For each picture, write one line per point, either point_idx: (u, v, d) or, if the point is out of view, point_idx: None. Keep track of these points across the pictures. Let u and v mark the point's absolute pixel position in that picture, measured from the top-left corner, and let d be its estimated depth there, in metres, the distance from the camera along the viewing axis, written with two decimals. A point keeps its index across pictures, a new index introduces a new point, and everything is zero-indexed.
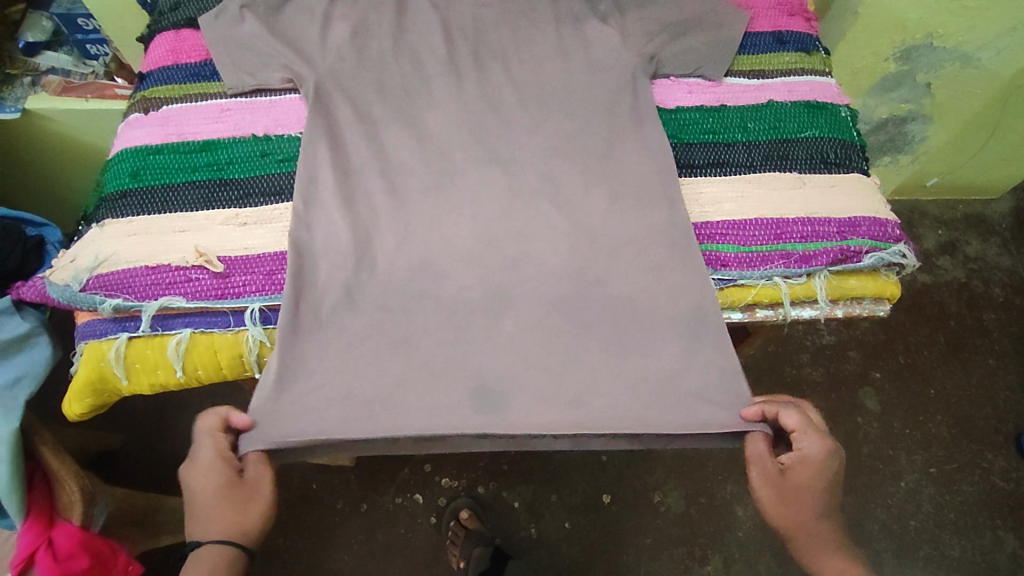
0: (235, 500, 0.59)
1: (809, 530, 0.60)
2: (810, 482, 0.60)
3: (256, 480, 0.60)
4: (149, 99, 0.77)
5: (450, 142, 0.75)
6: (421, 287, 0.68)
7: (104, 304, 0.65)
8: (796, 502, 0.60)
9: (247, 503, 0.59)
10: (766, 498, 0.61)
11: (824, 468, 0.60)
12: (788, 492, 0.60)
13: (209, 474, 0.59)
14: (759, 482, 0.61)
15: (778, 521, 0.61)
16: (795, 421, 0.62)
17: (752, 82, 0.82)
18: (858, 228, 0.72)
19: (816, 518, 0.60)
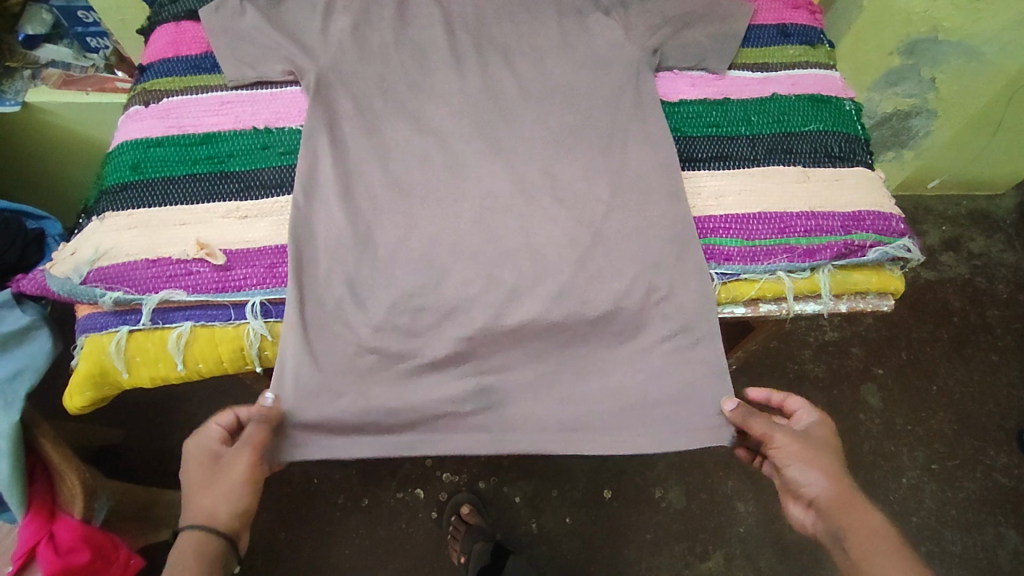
0: (210, 485, 0.59)
1: (850, 485, 0.59)
2: (825, 440, 0.63)
3: (231, 464, 0.59)
4: (150, 92, 0.76)
5: (452, 135, 0.75)
6: (423, 281, 0.67)
7: (105, 297, 0.65)
8: (826, 458, 0.61)
9: (222, 489, 0.58)
10: (801, 453, 0.60)
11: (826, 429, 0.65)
12: (814, 447, 0.61)
13: (199, 460, 0.60)
14: (789, 442, 0.61)
15: (822, 478, 0.59)
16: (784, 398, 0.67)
17: (756, 75, 0.81)
18: (862, 222, 0.72)
19: (846, 475, 0.61)
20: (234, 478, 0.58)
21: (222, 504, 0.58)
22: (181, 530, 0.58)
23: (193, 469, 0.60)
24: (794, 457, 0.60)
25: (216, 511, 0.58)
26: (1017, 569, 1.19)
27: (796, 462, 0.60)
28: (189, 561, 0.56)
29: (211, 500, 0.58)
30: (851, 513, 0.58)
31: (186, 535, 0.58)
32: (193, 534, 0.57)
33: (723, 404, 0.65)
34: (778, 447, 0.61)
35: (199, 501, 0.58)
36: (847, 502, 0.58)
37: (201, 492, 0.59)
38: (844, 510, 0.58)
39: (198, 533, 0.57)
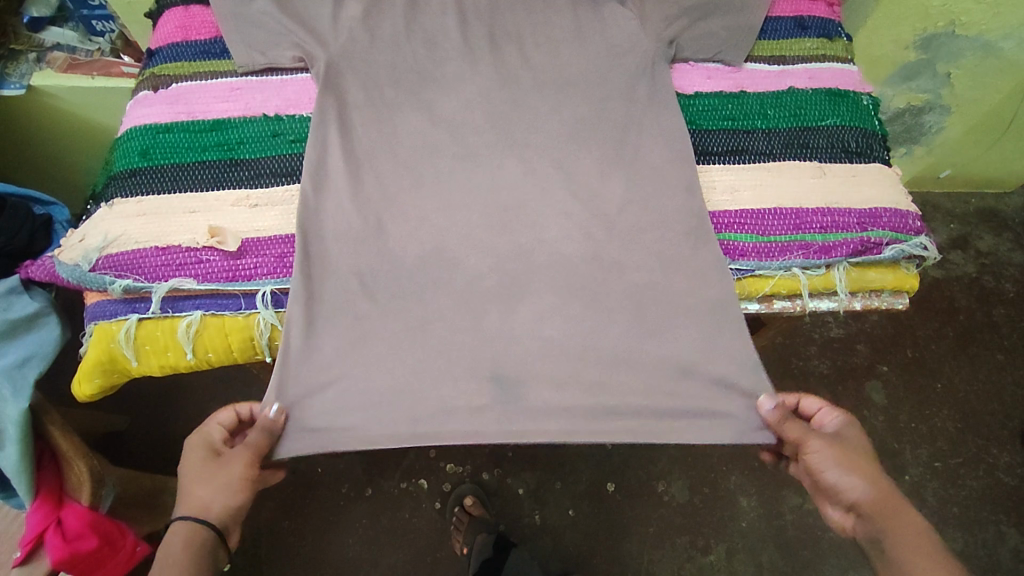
0: (206, 478, 0.58)
1: (889, 487, 0.60)
2: (858, 442, 0.63)
3: (229, 462, 0.59)
4: (159, 77, 0.75)
5: (464, 125, 0.74)
6: (433, 276, 0.67)
7: (115, 285, 0.64)
8: (863, 459, 0.61)
9: (216, 486, 0.57)
10: (841, 457, 0.60)
11: (858, 431, 0.64)
12: (851, 451, 0.61)
13: (198, 454, 0.60)
14: (824, 447, 0.61)
15: (861, 481, 0.59)
16: (816, 400, 0.67)
17: (773, 68, 0.80)
18: (878, 219, 0.71)
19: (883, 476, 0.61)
20: (229, 475, 0.58)
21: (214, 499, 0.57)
22: (174, 520, 0.57)
23: (190, 462, 0.60)
24: (834, 461, 0.60)
25: (209, 505, 0.57)
26: (1017, 567, 1.19)
27: (834, 467, 0.60)
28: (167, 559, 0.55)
29: (203, 494, 0.57)
30: (893, 515, 0.58)
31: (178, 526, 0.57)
32: (183, 528, 0.57)
33: (759, 402, 0.64)
34: (814, 452, 0.61)
35: (194, 494, 0.57)
36: (889, 505, 0.59)
37: (195, 485, 0.58)
38: (886, 513, 0.58)
39: (186, 526, 0.56)
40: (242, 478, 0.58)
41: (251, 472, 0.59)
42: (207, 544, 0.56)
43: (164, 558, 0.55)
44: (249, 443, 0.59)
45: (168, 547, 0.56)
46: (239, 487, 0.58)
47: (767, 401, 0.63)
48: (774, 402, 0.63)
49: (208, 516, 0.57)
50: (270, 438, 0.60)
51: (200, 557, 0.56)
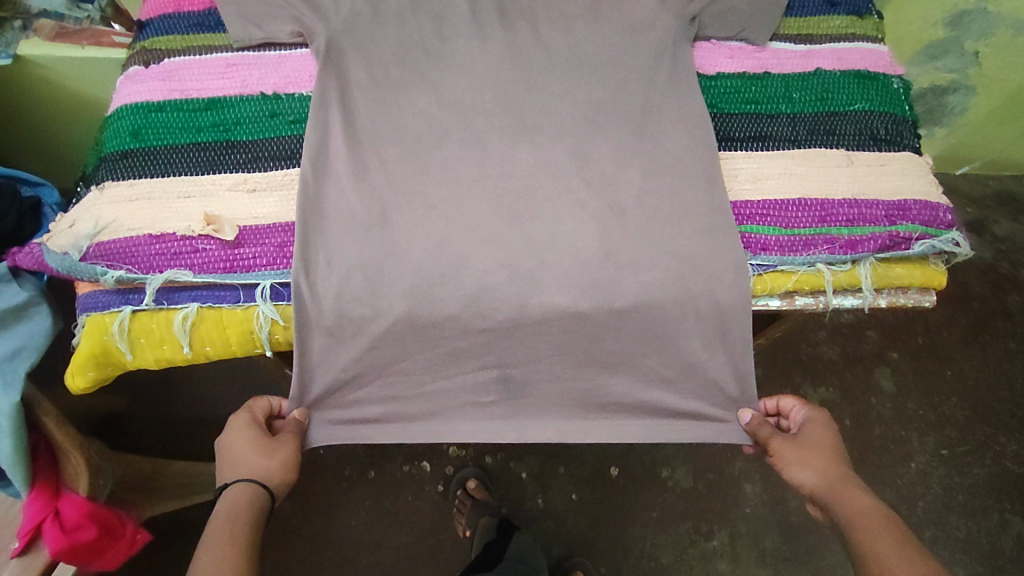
0: (268, 452, 0.60)
1: (845, 477, 0.60)
2: (823, 437, 0.64)
3: (284, 441, 0.62)
4: (149, 51, 0.71)
5: (472, 108, 0.70)
6: (439, 272, 0.63)
7: (106, 276, 0.61)
8: (822, 453, 0.62)
9: (278, 460, 0.60)
10: (796, 452, 0.62)
11: (830, 428, 0.65)
12: (812, 446, 0.63)
13: (251, 431, 0.61)
14: (783, 445, 0.63)
15: (814, 474, 0.61)
16: (791, 399, 0.69)
17: (800, 47, 0.76)
18: (907, 212, 0.67)
19: (843, 467, 0.61)
20: (286, 452, 0.61)
21: (278, 468, 0.60)
22: (233, 484, 0.58)
23: (241, 436, 0.61)
24: (790, 457, 0.62)
25: (271, 473, 0.59)
26: (1019, 555, 1.19)
27: (791, 463, 0.62)
28: (229, 517, 0.55)
29: (264, 463, 0.59)
30: (844, 498, 0.58)
31: (235, 489, 0.58)
32: (246, 491, 0.57)
33: (741, 413, 0.68)
34: (775, 451, 0.64)
35: (257, 463, 0.59)
36: (841, 491, 0.59)
37: (253, 455, 0.60)
38: (839, 498, 0.58)
39: (249, 488, 0.58)
40: (296, 457, 0.62)
41: (299, 455, 0.63)
42: (263, 510, 0.57)
43: (225, 515, 0.55)
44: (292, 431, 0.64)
45: (227, 507, 0.56)
46: (293, 464, 0.61)
47: (747, 413, 0.67)
48: (754, 414, 0.67)
49: (267, 482, 0.59)
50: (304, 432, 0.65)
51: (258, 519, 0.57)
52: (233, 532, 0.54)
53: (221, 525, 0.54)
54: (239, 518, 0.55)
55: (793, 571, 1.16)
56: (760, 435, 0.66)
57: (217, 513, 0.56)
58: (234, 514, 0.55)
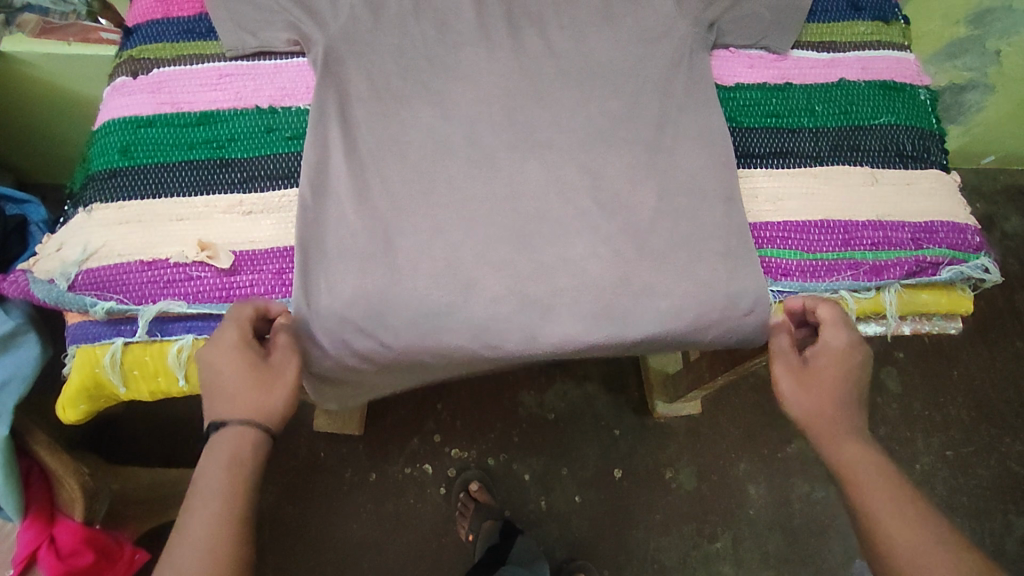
0: (262, 383, 0.52)
1: (834, 421, 0.55)
2: (833, 370, 0.56)
3: (282, 367, 0.54)
4: (138, 61, 0.67)
5: (479, 121, 0.66)
6: (445, 300, 0.60)
7: (96, 307, 0.58)
8: (823, 390, 0.56)
9: (277, 391, 0.53)
10: (793, 384, 0.56)
11: (849, 361, 0.57)
12: (815, 381, 0.56)
13: (239, 355, 0.52)
14: (783, 377, 0.57)
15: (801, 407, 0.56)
16: (827, 310, 0.58)
17: (823, 56, 0.72)
18: (934, 235, 0.65)
19: (840, 409, 0.55)
20: (288, 381, 0.54)
21: (280, 402, 0.53)
22: (232, 424, 0.51)
23: (228, 364, 0.52)
24: (787, 386, 0.57)
25: (271, 410, 0.52)
26: None
27: (786, 391, 0.57)
28: (228, 468, 0.49)
29: (262, 399, 0.52)
30: (831, 446, 0.54)
31: (233, 429, 0.51)
32: (242, 435, 0.51)
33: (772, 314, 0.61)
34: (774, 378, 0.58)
35: (253, 397, 0.52)
36: (830, 442, 0.54)
37: (249, 391, 0.52)
38: (824, 443, 0.54)
39: (248, 433, 0.51)
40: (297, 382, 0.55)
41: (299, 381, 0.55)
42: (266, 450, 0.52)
43: (225, 463, 0.49)
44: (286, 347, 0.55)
45: (228, 454, 0.50)
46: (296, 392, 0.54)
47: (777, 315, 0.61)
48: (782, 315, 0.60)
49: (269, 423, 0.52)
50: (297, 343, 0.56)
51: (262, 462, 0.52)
52: (238, 490, 0.49)
53: (225, 477, 0.49)
54: (243, 469, 0.50)
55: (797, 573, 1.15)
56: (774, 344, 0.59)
57: (218, 458, 0.49)
58: (238, 464, 0.49)
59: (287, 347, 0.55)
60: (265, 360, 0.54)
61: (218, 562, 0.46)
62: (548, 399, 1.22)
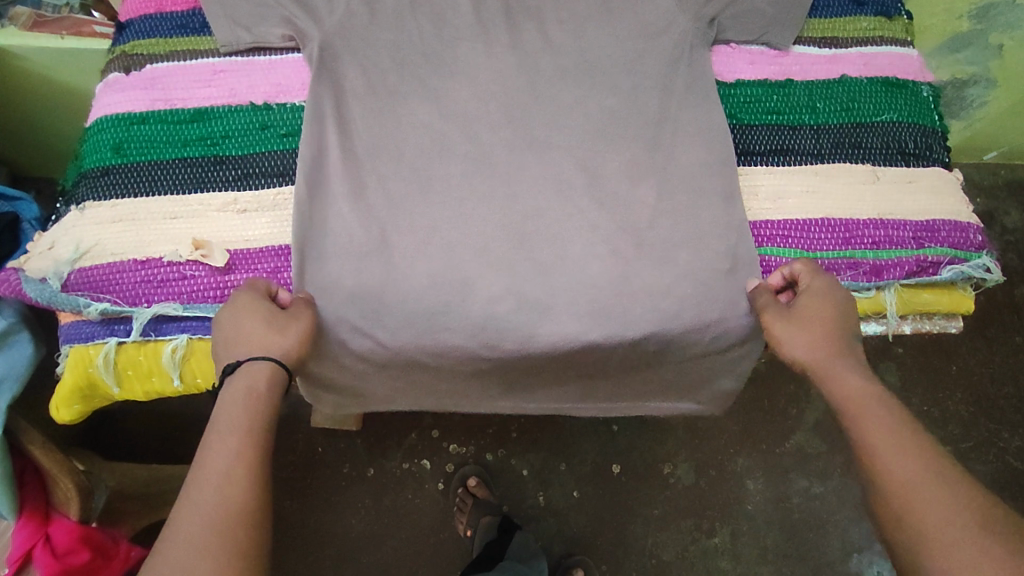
0: (277, 324, 0.54)
1: (836, 354, 0.55)
2: (821, 308, 0.57)
3: (295, 315, 0.56)
4: (131, 56, 0.66)
5: (477, 118, 0.65)
6: (443, 299, 0.60)
7: (91, 308, 0.58)
8: (816, 329, 0.56)
9: (291, 332, 0.54)
10: (786, 330, 0.57)
11: (831, 300, 0.58)
12: (804, 322, 0.57)
13: (256, 304, 0.54)
14: (773, 322, 0.58)
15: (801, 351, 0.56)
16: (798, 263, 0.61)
17: (824, 52, 0.71)
18: (936, 234, 0.65)
19: (836, 343, 0.55)
20: (301, 329, 0.55)
21: (293, 345, 0.54)
22: (248, 363, 0.51)
23: (247, 311, 0.54)
24: (781, 335, 0.57)
25: (285, 351, 0.53)
26: None
27: (780, 340, 0.57)
28: (245, 404, 0.49)
29: (278, 337, 0.53)
30: (836, 379, 0.53)
31: (248, 368, 0.51)
32: (260, 372, 0.51)
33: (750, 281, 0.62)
34: (766, 326, 0.58)
35: (269, 336, 0.53)
36: (832, 378, 0.54)
37: (265, 332, 0.53)
38: (829, 380, 0.54)
39: (265, 371, 0.51)
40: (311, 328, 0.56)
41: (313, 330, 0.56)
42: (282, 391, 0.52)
43: (242, 398, 0.49)
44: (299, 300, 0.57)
45: (243, 392, 0.49)
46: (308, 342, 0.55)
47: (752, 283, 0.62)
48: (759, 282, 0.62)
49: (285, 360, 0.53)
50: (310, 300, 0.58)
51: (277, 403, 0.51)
52: (252, 429, 0.48)
53: (240, 413, 0.48)
54: (258, 409, 0.49)
55: (795, 568, 1.16)
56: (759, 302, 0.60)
57: (234, 396, 0.49)
58: (253, 401, 0.49)
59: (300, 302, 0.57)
60: (279, 309, 0.55)
61: (228, 497, 0.44)
62: None
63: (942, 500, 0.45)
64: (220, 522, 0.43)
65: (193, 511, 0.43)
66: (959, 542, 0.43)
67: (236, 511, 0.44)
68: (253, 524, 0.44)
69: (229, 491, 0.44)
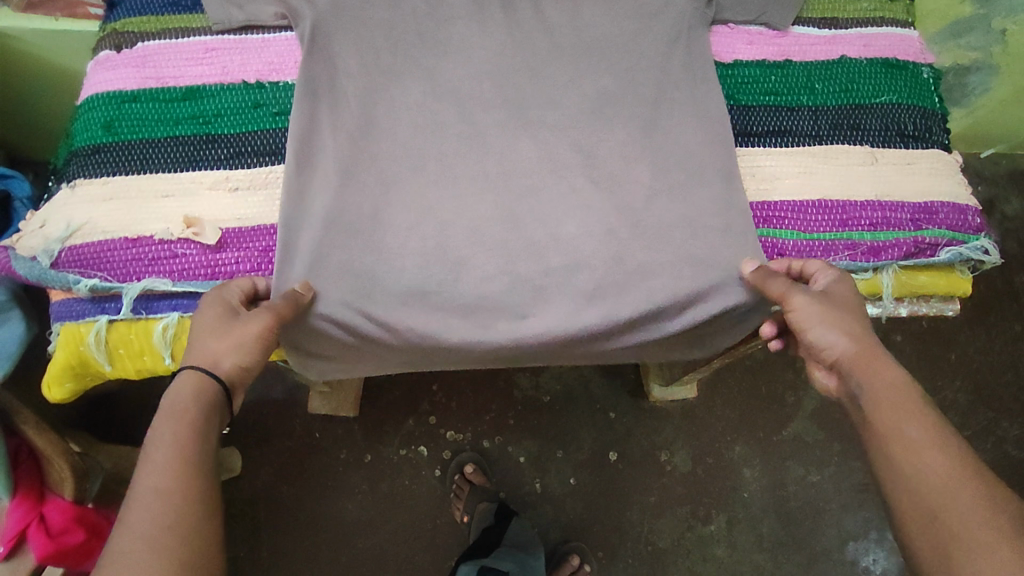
0: (221, 332, 0.52)
1: (873, 342, 0.53)
2: (848, 298, 0.56)
3: (249, 320, 0.53)
4: (122, 34, 0.65)
5: (472, 98, 0.64)
6: (434, 281, 0.60)
7: (80, 285, 0.57)
8: (850, 316, 0.55)
9: (233, 341, 0.52)
10: (823, 313, 0.54)
11: (852, 294, 0.57)
12: (837, 307, 0.55)
13: (212, 310, 0.53)
14: (809, 302, 0.55)
15: (841, 336, 0.53)
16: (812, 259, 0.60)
17: (824, 33, 0.70)
18: (934, 216, 0.64)
19: (869, 332, 0.55)
20: (246, 334, 0.52)
21: (228, 353, 0.51)
22: (174, 375, 0.50)
23: (201, 317, 0.53)
24: (819, 317, 0.54)
25: (219, 361, 0.51)
26: None
27: (817, 323, 0.54)
28: (170, 414, 0.48)
29: (216, 347, 0.51)
30: (876, 369, 0.52)
31: (180, 380, 0.50)
32: (190, 382, 0.50)
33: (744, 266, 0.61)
34: (797, 308, 0.55)
35: (205, 346, 0.51)
36: (875, 364, 0.52)
37: (204, 339, 0.51)
38: (869, 370, 0.52)
39: (192, 381, 0.50)
40: (265, 337, 0.54)
41: (270, 337, 0.54)
42: (215, 403, 0.50)
43: (166, 411, 0.48)
44: (272, 306, 0.55)
45: (168, 404, 0.48)
46: (256, 348, 0.53)
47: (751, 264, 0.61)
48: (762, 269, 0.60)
49: (219, 372, 0.51)
50: (295, 306, 0.57)
51: (212, 412, 0.50)
52: (182, 435, 0.47)
53: (166, 427, 0.47)
54: (185, 417, 0.48)
55: (791, 554, 1.16)
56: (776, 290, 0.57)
57: (160, 411, 0.48)
58: (181, 412, 0.48)
59: (266, 308, 0.55)
60: (235, 316, 0.54)
61: (160, 506, 0.43)
62: (544, 382, 1.21)
63: (977, 498, 0.44)
64: (147, 537, 0.42)
65: (121, 527, 0.42)
66: (993, 541, 0.42)
67: (166, 522, 0.43)
68: (187, 534, 0.43)
69: (156, 504, 0.43)
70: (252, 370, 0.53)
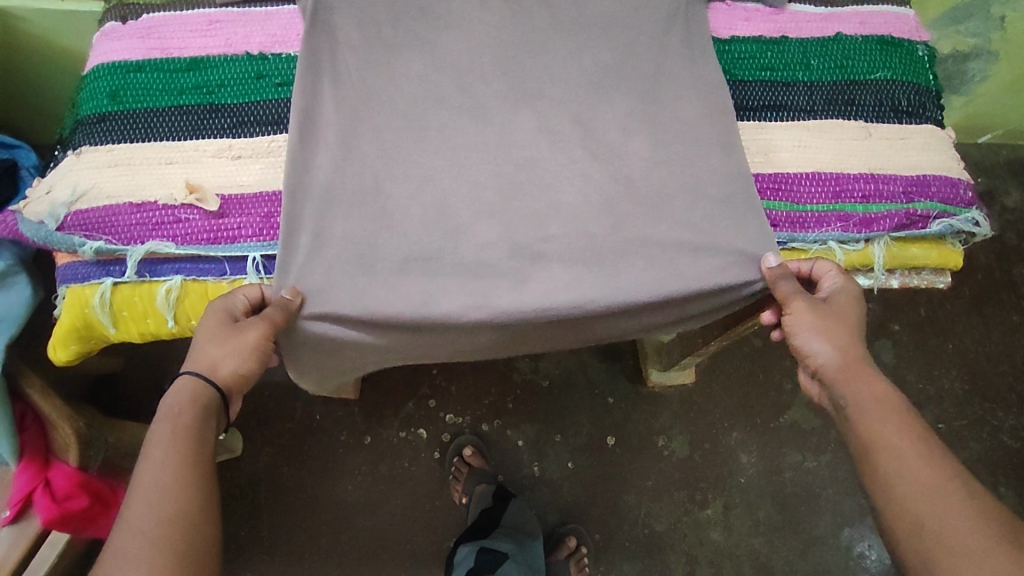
0: (221, 338, 0.54)
1: (860, 356, 0.56)
2: (851, 310, 0.58)
3: (246, 329, 0.55)
4: (128, 5, 0.67)
5: (472, 70, 0.65)
6: (433, 249, 0.60)
7: (85, 247, 0.58)
8: (847, 328, 0.57)
9: (231, 348, 0.54)
10: (817, 320, 0.57)
11: (858, 305, 0.59)
12: (835, 317, 0.58)
13: (214, 316, 0.55)
14: (806, 309, 0.58)
15: (829, 347, 0.56)
16: (829, 263, 0.61)
17: (820, 10, 0.71)
18: (926, 189, 0.65)
19: (861, 346, 0.57)
20: (245, 342, 0.54)
21: (227, 360, 0.53)
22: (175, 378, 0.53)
23: (205, 322, 0.55)
24: (812, 325, 0.57)
25: (218, 366, 0.53)
26: None
27: (807, 330, 0.58)
28: (167, 417, 0.50)
29: (214, 353, 0.53)
30: (861, 381, 0.54)
31: (179, 385, 0.53)
32: (187, 385, 0.52)
33: (765, 259, 0.62)
34: (793, 313, 0.59)
35: (205, 350, 0.53)
36: (854, 375, 0.55)
37: (204, 343, 0.54)
38: (848, 381, 0.55)
39: (190, 384, 0.52)
40: (261, 345, 0.55)
41: (268, 344, 0.56)
42: (210, 406, 0.53)
43: (165, 413, 0.51)
44: (267, 316, 0.56)
45: (166, 408, 0.51)
46: (253, 355, 0.55)
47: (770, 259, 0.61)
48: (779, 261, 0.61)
49: (216, 377, 0.53)
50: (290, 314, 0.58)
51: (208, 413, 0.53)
52: (180, 437, 0.49)
53: (163, 427, 0.50)
54: (180, 419, 0.50)
55: (785, 538, 1.17)
56: (779, 290, 0.60)
57: (158, 412, 0.51)
58: (177, 414, 0.51)
59: (264, 318, 0.56)
60: (234, 323, 0.55)
61: (161, 503, 0.46)
62: (543, 366, 1.22)
63: (963, 503, 0.47)
64: (152, 534, 0.45)
65: (128, 522, 0.45)
66: (978, 547, 0.44)
67: (167, 516, 0.46)
68: (187, 530, 0.46)
69: (159, 501, 0.46)
70: (250, 376, 0.55)
